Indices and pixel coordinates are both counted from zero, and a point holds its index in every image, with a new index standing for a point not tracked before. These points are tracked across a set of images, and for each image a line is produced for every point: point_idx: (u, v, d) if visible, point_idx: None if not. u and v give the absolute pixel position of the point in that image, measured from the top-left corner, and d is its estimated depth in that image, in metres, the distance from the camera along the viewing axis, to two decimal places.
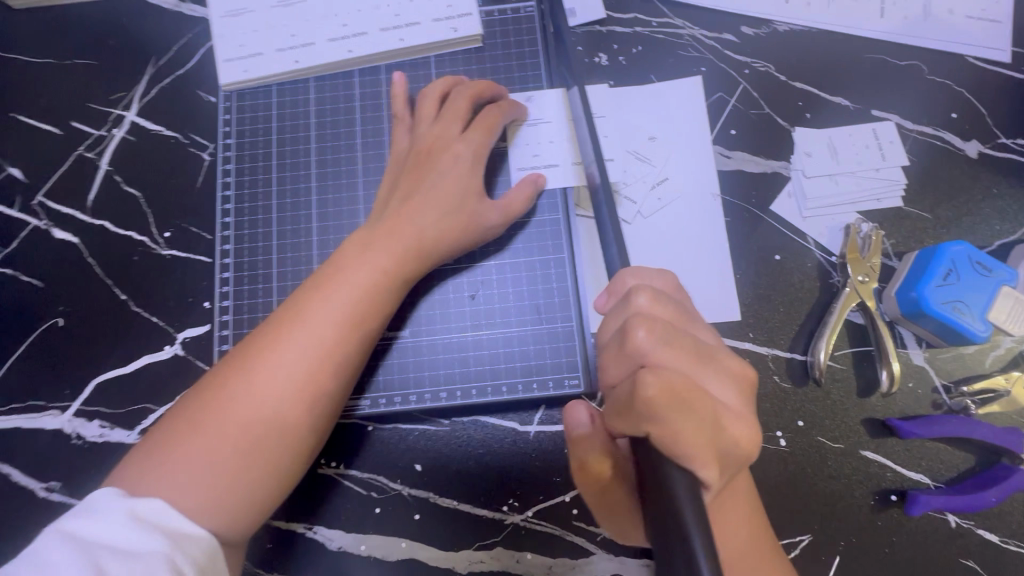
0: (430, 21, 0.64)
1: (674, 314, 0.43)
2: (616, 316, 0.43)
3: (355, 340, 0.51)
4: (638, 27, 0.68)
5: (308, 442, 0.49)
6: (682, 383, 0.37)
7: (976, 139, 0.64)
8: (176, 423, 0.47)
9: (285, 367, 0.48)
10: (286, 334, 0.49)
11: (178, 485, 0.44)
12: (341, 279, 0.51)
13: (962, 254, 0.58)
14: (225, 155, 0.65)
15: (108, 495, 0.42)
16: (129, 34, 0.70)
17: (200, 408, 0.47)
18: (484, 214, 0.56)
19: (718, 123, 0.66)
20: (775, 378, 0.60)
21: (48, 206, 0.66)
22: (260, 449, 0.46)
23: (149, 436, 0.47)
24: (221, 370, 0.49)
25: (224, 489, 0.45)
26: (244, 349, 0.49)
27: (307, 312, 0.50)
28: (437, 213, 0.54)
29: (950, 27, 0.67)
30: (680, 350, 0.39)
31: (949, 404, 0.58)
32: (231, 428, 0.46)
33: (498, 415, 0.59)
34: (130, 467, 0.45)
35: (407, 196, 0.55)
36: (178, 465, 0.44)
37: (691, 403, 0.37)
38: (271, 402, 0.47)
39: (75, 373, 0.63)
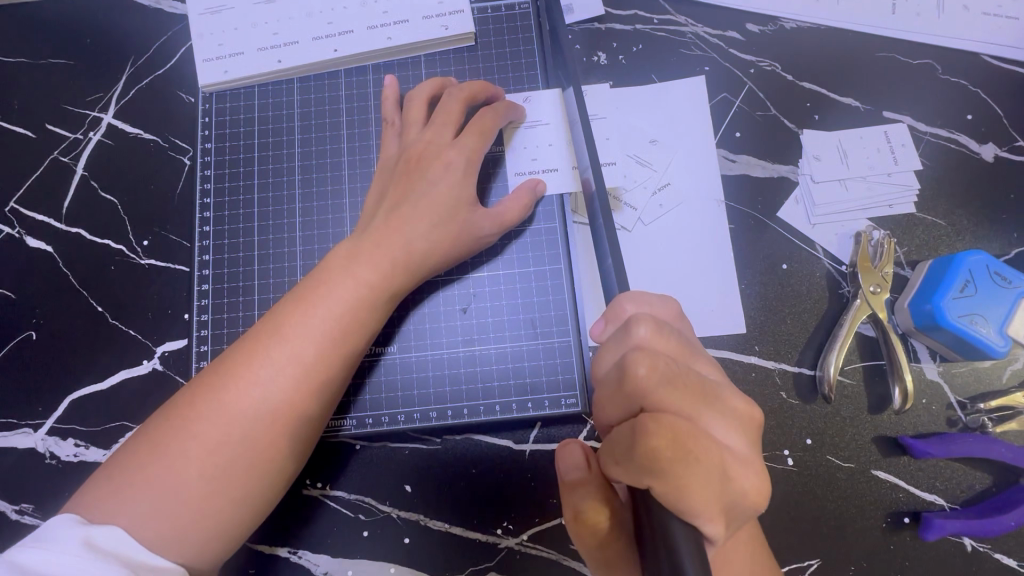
0: (421, 18, 0.61)
1: (677, 348, 0.40)
2: (614, 349, 0.40)
3: (337, 360, 0.48)
4: (639, 24, 0.65)
5: (284, 469, 0.47)
6: (687, 432, 0.35)
7: (992, 142, 0.62)
8: (142, 444, 0.44)
9: (260, 390, 0.45)
10: (263, 353, 0.46)
11: (140, 512, 0.41)
12: (323, 296, 0.48)
13: (981, 264, 0.55)
14: (206, 160, 0.62)
15: (66, 525, 0.39)
16: (106, 32, 0.67)
17: (168, 429, 0.44)
18: (477, 223, 0.53)
19: (722, 126, 0.63)
20: (782, 393, 0.57)
21: (21, 214, 0.63)
22: (231, 477, 0.44)
23: (113, 457, 0.44)
24: (193, 388, 0.46)
25: (189, 518, 0.42)
26: (218, 367, 0.47)
27: (284, 331, 0.47)
28: (426, 226, 0.51)
29: (966, 24, 0.64)
30: (684, 391, 0.37)
31: (965, 422, 0.56)
32: (200, 454, 0.43)
33: (491, 434, 0.56)
34: (91, 491, 0.43)
35: (394, 208, 0.52)
36: (142, 493, 0.42)
37: (697, 454, 0.35)
38: (243, 427, 0.44)
39: (49, 389, 0.60)
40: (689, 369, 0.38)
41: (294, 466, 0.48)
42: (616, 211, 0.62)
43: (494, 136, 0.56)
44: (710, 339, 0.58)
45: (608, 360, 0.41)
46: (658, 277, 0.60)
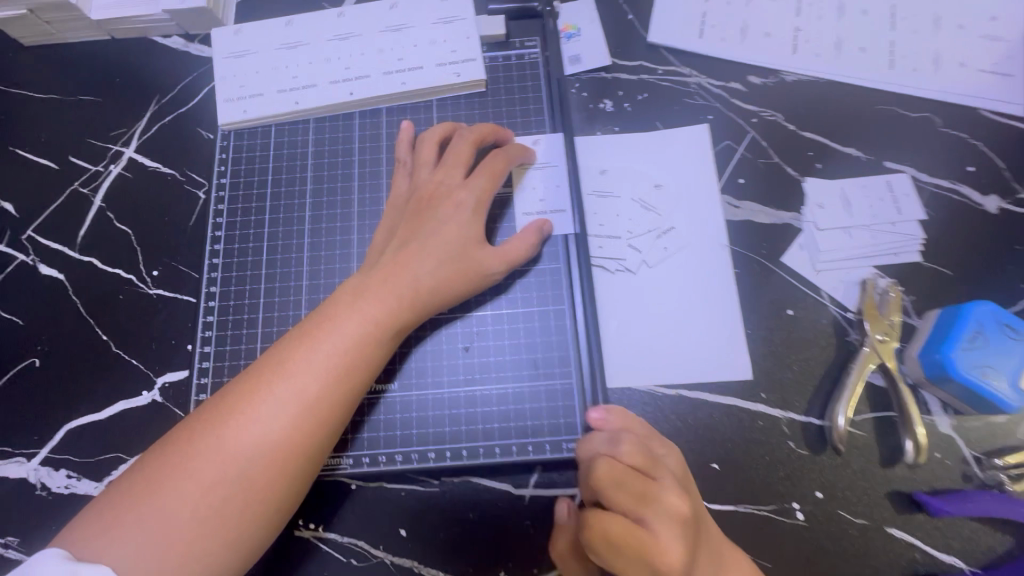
0: (433, 65, 0.64)
1: (645, 460, 0.43)
2: (593, 446, 0.46)
3: (341, 395, 0.47)
4: (644, 75, 0.68)
5: (279, 508, 0.45)
6: (622, 533, 0.39)
7: (995, 194, 0.62)
8: (138, 479, 0.43)
9: (261, 424, 0.45)
10: (268, 387, 0.46)
11: (129, 551, 0.40)
12: (330, 331, 0.48)
13: (989, 314, 0.54)
14: (220, 194, 0.64)
15: (54, 558, 0.38)
16: (136, 73, 0.71)
17: (167, 465, 0.43)
18: (484, 261, 0.54)
19: (725, 172, 0.64)
20: (790, 443, 0.55)
21: (37, 242, 0.65)
22: (222, 515, 0.43)
23: (108, 488, 0.44)
24: (195, 420, 0.46)
25: (177, 560, 0.41)
26: (221, 400, 0.46)
27: (288, 367, 0.47)
28: (434, 264, 0.52)
29: (963, 81, 0.66)
30: (630, 494, 0.41)
31: (981, 478, 0.54)
32: (195, 488, 0.43)
33: (490, 477, 0.55)
34: (79, 527, 0.42)
35: (404, 245, 0.53)
36: (133, 529, 0.41)
37: (630, 550, 0.39)
38: (240, 463, 0.44)
39: (46, 418, 0.59)
40: (644, 475, 0.42)
41: (290, 505, 0.46)
42: (623, 251, 0.62)
43: (504, 177, 0.57)
44: (713, 383, 0.57)
45: (585, 449, 0.46)
46: (662, 321, 0.60)
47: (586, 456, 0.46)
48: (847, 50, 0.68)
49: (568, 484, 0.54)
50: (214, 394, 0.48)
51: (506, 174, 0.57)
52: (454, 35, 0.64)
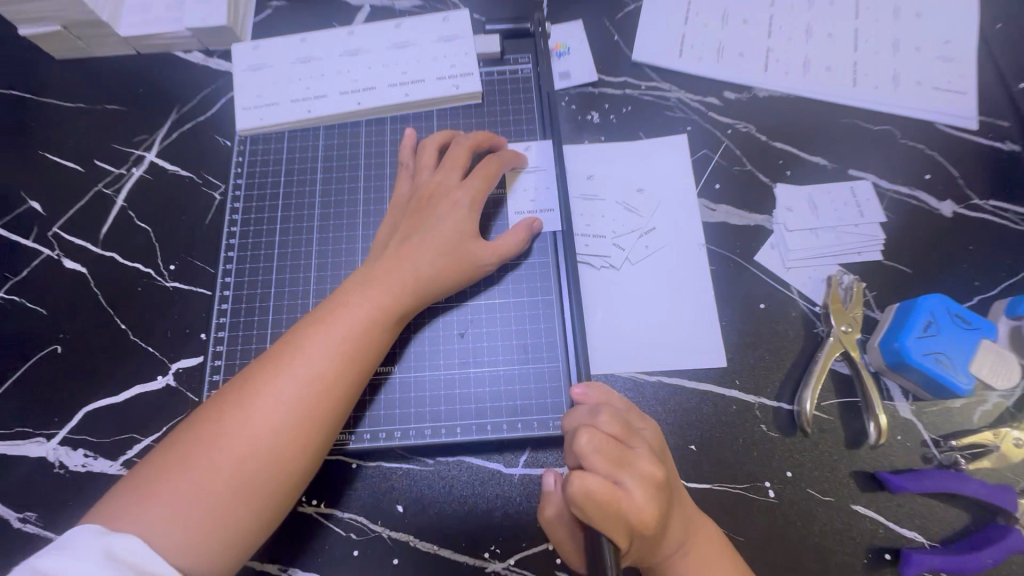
0: (435, 78, 0.69)
1: (622, 430, 0.48)
2: (577, 418, 0.50)
3: (351, 373, 0.52)
4: (628, 89, 0.74)
5: (295, 480, 0.49)
6: (603, 489, 0.43)
7: (949, 200, 0.68)
8: (169, 454, 0.47)
9: (275, 404, 0.49)
10: (284, 367, 0.50)
11: (163, 518, 0.44)
12: (340, 316, 0.53)
13: (941, 307, 0.58)
14: (235, 195, 0.69)
15: (88, 532, 0.42)
16: (159, 85, 0.77)
17: (194, 440, 0.48)
18: (479, 253, 0.58)
19: (702, 178, 0.69)
20: (762, 426, 0.60)
21: (62, 238, 0.70)
22: (244, 486, 0.47)
23: (134, 470, 0.48)
24: (218, 400, 0.50)
25: (207, 525, 0.45)
26: (242, 380, 0.51)
27: (299, 351, 0.51)
28: (432, 256, 0.57)
29: (919, 98, 0.72)
30: (609, 459, 0.45)
31: (939, 459, 0.58)
32: (216, 464, 0.46)
33: (483, 456, 0.59)
34: (114, 500, 0.45)
35: (405, 240, 0.58)
36: (166, 498, 0.45)
37: (608, 504, 0.43)
38: (257, 440, 0.48)
39: (66, 401, 0.63)
40: (621, 442, 0.47)
41: (302, 480, 0.50)
42: (608, 248, 0.67)
43: (498, 178, 0.62)
44: (692, 370, 0.62)
45: (569, 420, 0.50)
46: (644, 312, 0.64)
47: (570, 427, 0.50)
48: (814, 69, 0.74)
49: (554, 463, 0.58)
50: (234, 377, 0.53)
51: (499, 175, 0.62)
52: (453, 52, 0.70)
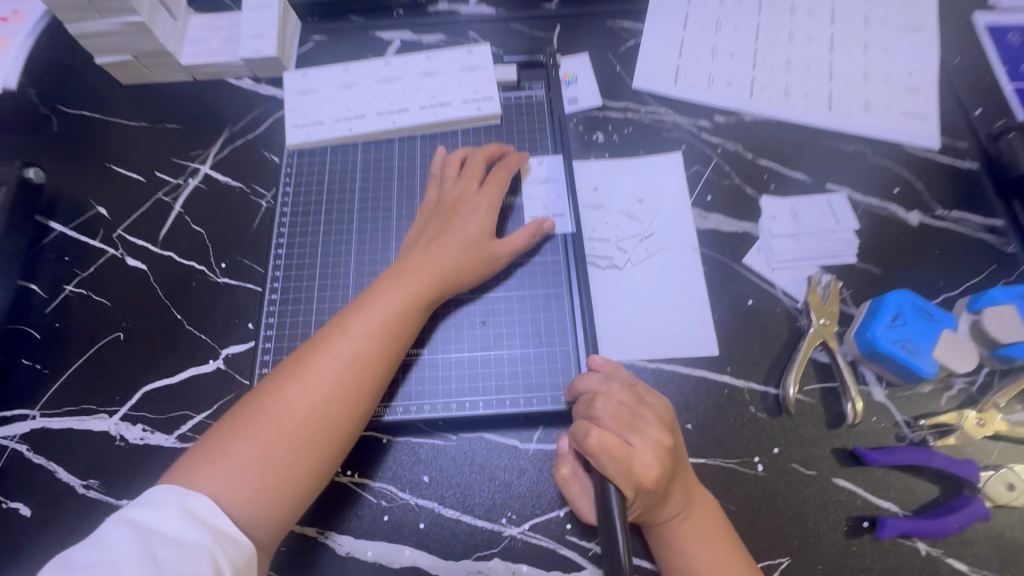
0: (460, 102, 0.79)
1: (632, 398, 0.56)
2: (592, 382, 0.58)
3: (388, 351, 0.59)
4: (629, 113, 0.83)
5: (341, 443, 0.57)
6: (614, 443, 0.52)
7: (916, 210, 0.76)
8: (234, 421, 0.55)
9: (322, 378, 0.56)
10: (331, 345, 0.58)
11: (232, 473, 0.52)
12: (377, 302, 0.61)
13: (906, 300, 0.66)
14: (281, 201, 0.78)
15: (166, 491, 0.49)
16: (213, 107, 0.87)
17: (256, 409, 0.55)
18: (494, 250, 0.67)
19: (696, 190, 0.78)
20: (751, 408, 0.66)
21: (126, 239, 0.78)
22: (300, 446, 0.54)
23: (197, 442, 0.55)
24: (274, 375, 0.58)
25: (269, 480, 0.53)
26: (295, 358, 0.58)
27: (340, 340, 0.58)
28: (454, 255, 0.65)
29: (888, 122, 0.81)
30: (621, 421, 0.54)
31: (911, 437, 0.64)
32: (270, 438, 0.54)
33: (501, 432, 0.66)
34: (188, 461, 0.53)
35: (431, 241, 0.66)
36: (234, 457, 0.53)
37: (618, 454, 0.52)
38: (304, 417, 0.55)
39: (126, 382, 0.71)
40: (633, 410, 0.55)
41: (347, 444, 0.57)
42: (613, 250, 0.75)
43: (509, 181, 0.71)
44: (688, 358, 0.69)
45: (584, 385, 0.59)
46: (645, 306, 0.72)
47: (585, 390, 0.58)
48: (794, 96, 0.83)
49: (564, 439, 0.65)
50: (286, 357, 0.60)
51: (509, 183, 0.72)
52: (476, 81, 0.80)
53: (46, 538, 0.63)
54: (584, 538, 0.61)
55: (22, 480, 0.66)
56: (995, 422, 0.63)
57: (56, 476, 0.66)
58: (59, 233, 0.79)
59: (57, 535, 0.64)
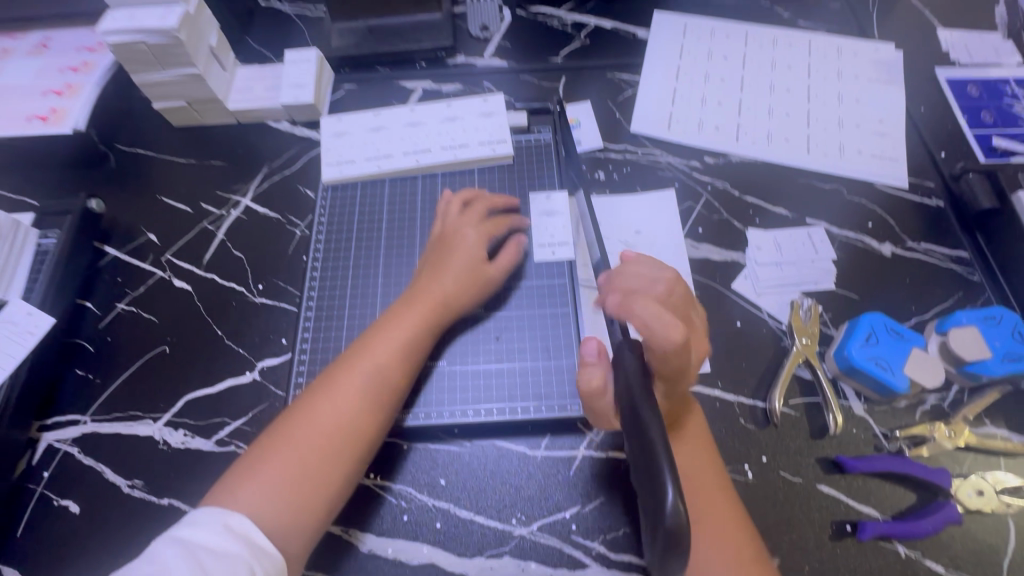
0: (476, 144, 0.89)
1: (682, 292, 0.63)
2: (631, 278, 0.63)
3: (404, 368, 0.67)
4: (628, 154, 0.93)
5: (366, 451, 0.64)
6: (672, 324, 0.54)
7: (888, 241, 0.84)
8: (270, 440, 0.61)
9: (348, 394, 0.63)
10: (354, 365, 0.65)
11: (269, 488, 0.58)
12: (393, 325, 0.69)
13: (880, 322, 0.73)
14: (315, 229, 0.86)
15: (208, 512, 0.55)
16: (254, 146, 0.97)
17: (290, 427, 0.62)
18: (488, 274, 0.75)
19: (688, 223, 0.87)
20: (741, 419, 0.72)
21: (173, 263, 0.87)
22: (331, 457, 0.61)
23: (230, 468, 0.61)
24: (304, 397, 0.64)
25: (303, 491, 0.59)
26: (321, 380, 0.65)
27: (356, 366, 0.65)
28: (455, 282, 0.72)
29: (861, 164, 0.90)
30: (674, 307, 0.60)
31: (888, 447, 0.70)
32: (297, 457, 0.60)
33: (512, 439, 0.72)
34: (229, 481, 0.59)
35: (433, 271, 0.73)
36: (272, 473, 0.59)
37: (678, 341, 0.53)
38: (328, 436, 0.61)
39: (169, 392, 0.77)
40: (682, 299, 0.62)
41: (370, 452, 0.64)
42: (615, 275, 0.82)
43: (508, 224, 0.80)
44: None
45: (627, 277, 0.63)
46: None
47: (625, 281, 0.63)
48: (777, 139, 0.93)
49: (569, 446, 0.71)
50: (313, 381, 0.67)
51: (511, 225, 0.80)
52: (490, 125, 0.90)
53: (93, 533, 0.69)
54: (587, 537, 0.67)
55: (73, 479, 0.72)
56: (965, 434, 0.69)
57: (104, 476, 0.72)
58: (112, 257, 0.87)
59: (103, 531, 0.69)
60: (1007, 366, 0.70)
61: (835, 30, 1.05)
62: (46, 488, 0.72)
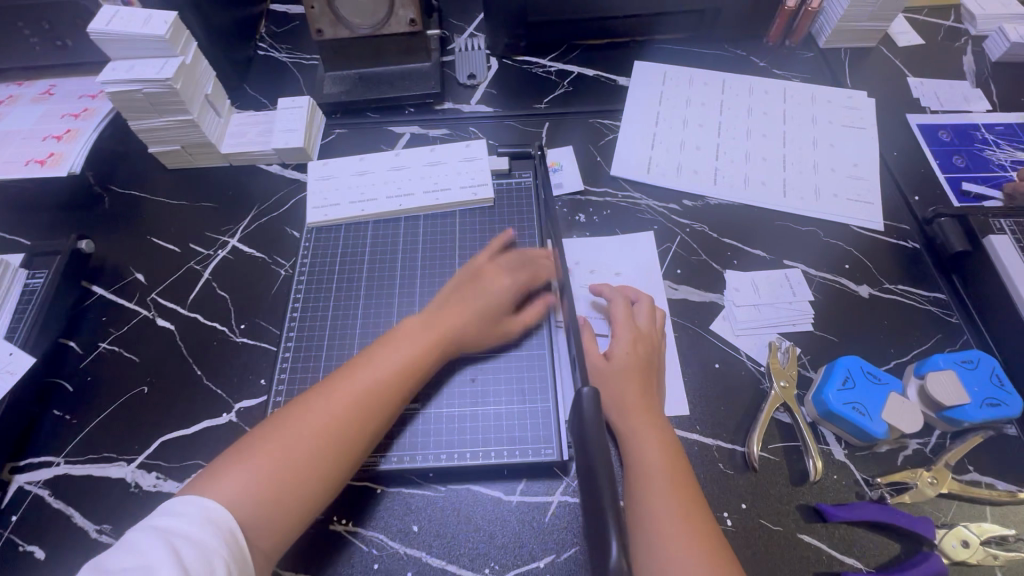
0: (459, 188, 0.91)
1: (661, 319, 0.80)
2: (619, 294, 0.80)
3: (406, 385, 0.67)
4: (608, 197, 0.95)
5: (350, 465, 0.63)
6: (644, 331, 0.76)
7: (865, 283, 0.85)
8: (259, 437, 0.61)
9: (346, 402, 0.63)
10: (358, 375, 0.66)
11: (246, 486, 0.56)
12: (403, 340, 0.70)
13: (856, 365, 0.73)
14: (298, 270, 0.88)
15: (192, 503, 0.54)
16: (244, 188, 1.00)
17: (280, 428, 0.61)
18: (510, 329, 0.77)
19: (667, 264, 0.88)
20: (720, 464, 0.71)
21: (158, 302, 0.88)
22: (314, 463, 0.60)
23: (213, 460, 0.59)
24: (301, 400, 0.64)
25: (278, 495, 0.57)
26: (323, 385, 0.66)
27: (360, 374, 0.66)
28: (477, 325, 0.74)
29: (836, 207, 0.92)
30: (649, 324, 0.77)
31: (870, 495, 0.69)
32: (281, 459, 0.59)
33: (487, 484, 0.71)
34: (209, 472, 0.58)
35: (457, 304, 0.75)
36: (252, 470, 0.57)
37: (647, 348, 0.75)
38: (315, 441, 0.61)
39: (145, 432, 0.77)
40: (659, 329, 0.78)
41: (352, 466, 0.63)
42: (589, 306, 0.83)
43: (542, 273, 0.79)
44: None
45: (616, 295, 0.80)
46: None
47: (620, 298, 0.79)
48: (753, 183, 0.95)
49: (545, 491, 0.70)
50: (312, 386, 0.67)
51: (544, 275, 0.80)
52: (472, 170, 0.92)
53: None
54: None
55: (41, 523, 0.71)
56: (947, 481, 0.68)
57: (72, 520, 0.71)
58: (99, 296, 0.89)
59: None
60: (986, 411, 0.70)
61: (809, 79, 1.10)
62: (13, 532, 0.70)
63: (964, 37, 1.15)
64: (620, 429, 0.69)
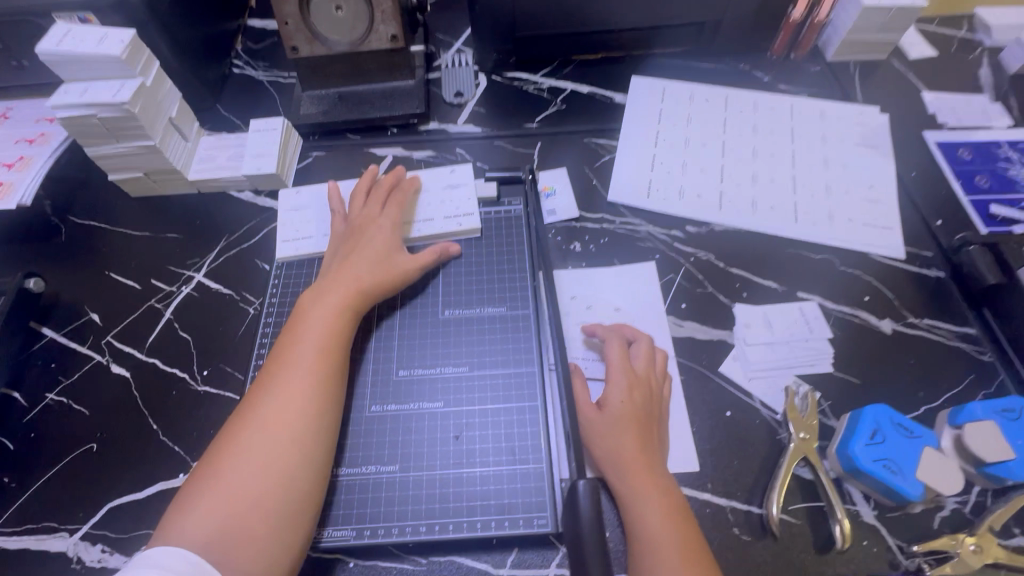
0: (442, 218, 0.83)
1: (662, 361, 0.72)
2: (620, 340, 0.72)
3: (331, 363, 0.65)
4: (605, 224, 0.88)
5: (311, 463, 0.59)
6: (642, 374, 0.68)
7: (888, 318, 0.78)
8: (202, 471, 0.58)
9: (278, 401, 0.61)
10: (275, 370, 0.63)
11: (200, 520, 0.54)
12: (307, 320, 0.67)
13: (884, 415, 0.65)
14: (267, 309, 0.80)
15: (160, 555, 0.50)
16: (212, 217, 0.92)
17: (218, 454, 0.58)
18: (403, 263, 0.75)
19: (670, 298, 0.80)
20: (735, 529, 0.64)
21: (114, 345, 0.80)
22: (268, 471, 0.57)
23: (170, 506, 0.57)
24: (234, 419, 0.61)
25: (237, 516, 0.54)
26: (248, 397, 0.63)
27: (280, 367, 0.63)
28: (368, 269, 0.72)
29: (851, 233, 0.85)
30: (648, 365, 0.69)
31: (905, 565, 0.61)
32: (230, 483, 0.56)
33: (472, 555, 0.63)
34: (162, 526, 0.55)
35: (342, 263, 0.73)
36: (202, 504, 0.55)
37: (642, 391, 0.67)
38: (261, 451, 0.57)
39: (89, 498, 0.69)
40: (659, 371, 0.70)
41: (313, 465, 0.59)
42: (583, 347, 0.76)
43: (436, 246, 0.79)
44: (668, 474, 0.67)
45: (615, 341, 0.72)
46: None
47: (619, 344, 0.71)
48: (761, 208, 0.88)
49: (540, 564, 0.62)
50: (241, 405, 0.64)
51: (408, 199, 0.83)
52: (457, 197, 0.85)
53: None
54: None
55: None
56: (992, 550, 0.60)
57: None
58: (50, 339, 0.81)
59: None
60: None
61: (817, 94, 1.03)
62: None
63: (979, 49, 1.09)
64: (620, 491, 0.61)
